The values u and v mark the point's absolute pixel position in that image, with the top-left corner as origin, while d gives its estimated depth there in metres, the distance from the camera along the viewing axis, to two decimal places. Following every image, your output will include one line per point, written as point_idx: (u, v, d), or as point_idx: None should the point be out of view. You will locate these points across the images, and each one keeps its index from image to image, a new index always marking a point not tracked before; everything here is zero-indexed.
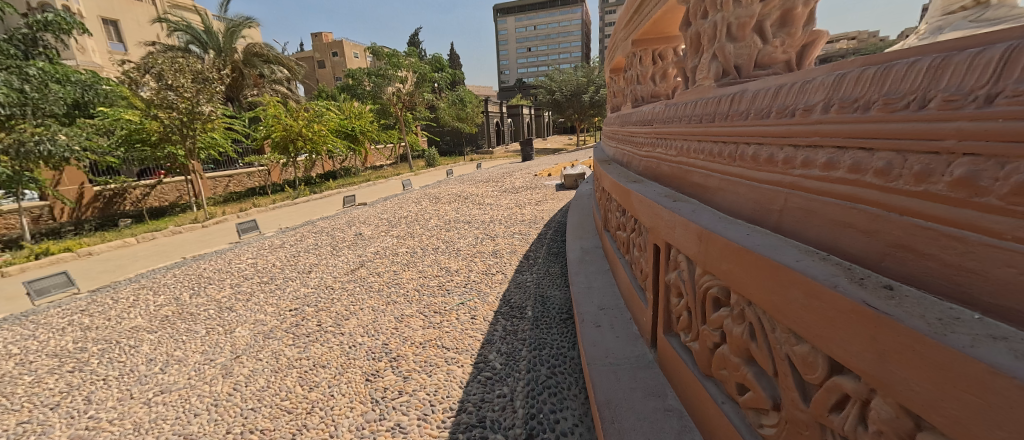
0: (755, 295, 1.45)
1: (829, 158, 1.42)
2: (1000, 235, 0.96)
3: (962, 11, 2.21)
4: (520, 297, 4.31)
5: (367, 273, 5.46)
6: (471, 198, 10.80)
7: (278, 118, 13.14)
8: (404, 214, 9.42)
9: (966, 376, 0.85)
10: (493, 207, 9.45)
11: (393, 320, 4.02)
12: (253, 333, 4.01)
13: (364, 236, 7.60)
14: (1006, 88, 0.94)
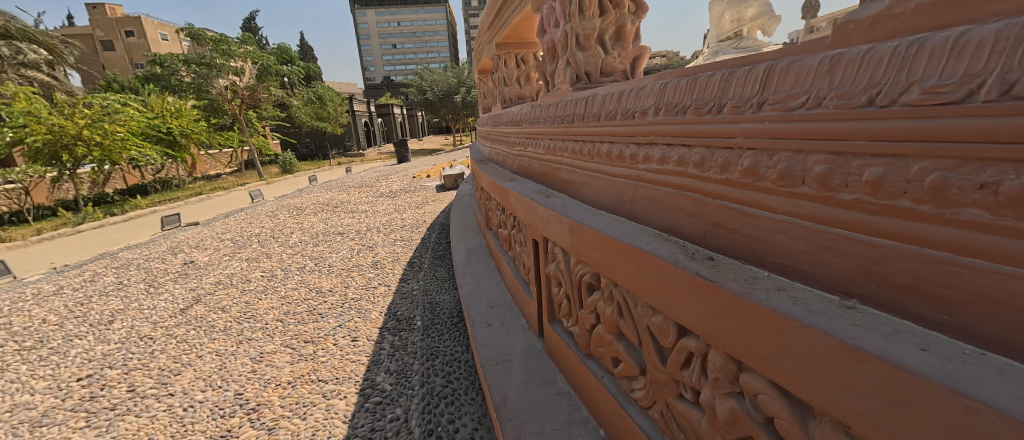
0: (619, 278, 1.63)
1: (662, 154, 1.68)
2: (774, 209, 1.20)
3: (728, 41, 3.76)
4: (408, 308, 4.14)
5: (201, 311, 4.61)
6: (340, 207, 9.96)
7: (38, 119, 9.93)
8: (254, 231, 8.21)
9: (765, 322, 0.97)
10: (367, 215, 8.88)
11: (248, 362, 3.48)
12: (13, 425, 3.01)
13: (201, 264, 6.41)
14: (769, 98, 1.20)
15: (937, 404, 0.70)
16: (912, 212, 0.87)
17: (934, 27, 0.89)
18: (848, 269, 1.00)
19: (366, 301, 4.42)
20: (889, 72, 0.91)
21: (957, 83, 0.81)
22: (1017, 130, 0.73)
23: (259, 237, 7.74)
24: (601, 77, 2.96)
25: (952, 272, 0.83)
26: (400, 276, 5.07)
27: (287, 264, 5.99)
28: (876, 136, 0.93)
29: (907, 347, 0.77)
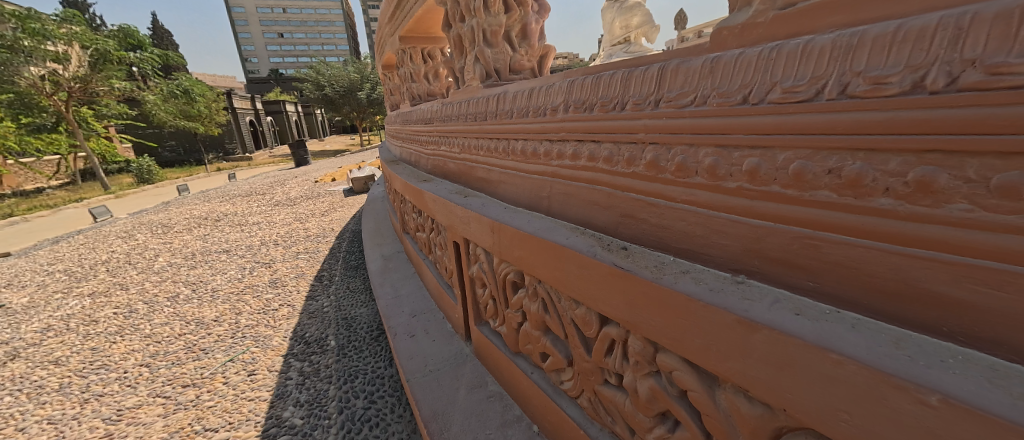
0: (542, 274, 1.66)
1: (574, 150, 1.75)
2: (674, 199, 1.30)
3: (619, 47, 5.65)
4: (318, 328, 3.76)
5: (26, 369, 3.64)
6: (225, 221, 8.70)
7: None
8: (106, 258, 6.77)
9: (674, 303, 1.04)
10: (260, 227, 7.91)
11: (100, 425, 2.82)
12: None
13: (27, 306, 5.08)
14: (664, 96, 1.31)
15: (807, 359, 0.77)
16: (781, 196, 0.99)
17: (786, 35, 1.02)
18: (736, 249, 1.12)
19: (264, 328, 3.91)
20: (757, 75, 1.04)
21: (807, 84, 0.92)
22: (853, 123, 0.85)
23: (109, 266, 6.36)
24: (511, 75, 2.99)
25: (812, 245, 0.94)
26: (306, 293, 4.59)
27: (152, 295, 5.01)
28: (750, 130, 1.06)
29: (785, 313, 0.87)
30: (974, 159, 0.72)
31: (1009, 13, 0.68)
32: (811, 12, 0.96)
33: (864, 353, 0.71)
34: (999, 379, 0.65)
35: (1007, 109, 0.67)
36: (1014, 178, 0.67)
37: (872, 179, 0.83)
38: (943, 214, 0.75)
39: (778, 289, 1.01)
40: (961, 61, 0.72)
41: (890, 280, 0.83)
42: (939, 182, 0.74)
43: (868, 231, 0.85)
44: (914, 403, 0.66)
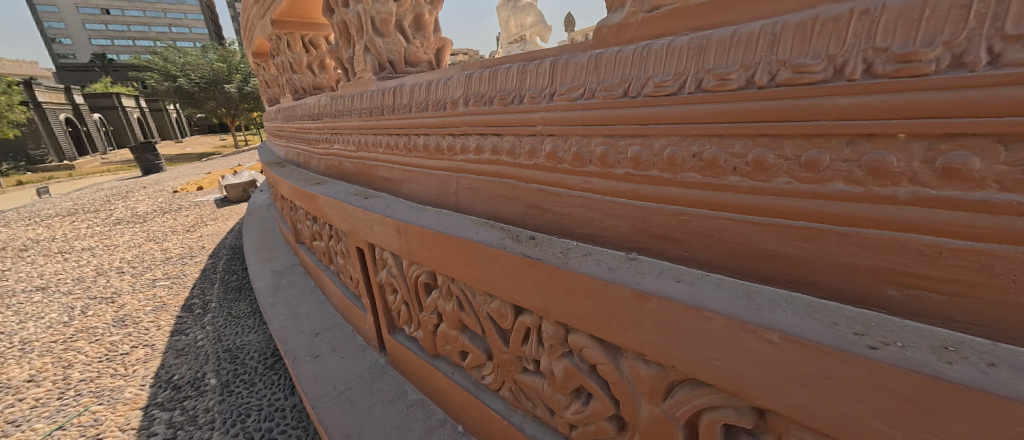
0: (455, 271, 1.65)
1: (477, 143, 1.76)
2: (573, 187, 1.39)
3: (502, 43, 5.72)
4: (190, 367, 3.19)
5: None
6: (38, 251, 6.83)
7: None
8: None
9: (579, 285, 1.12)
10: (96, 254, 6.40)
11: None
12: None
13: None
14: (557, 89, 1.38)
15: (685, 318, 0.86)
16: (659, 179, 1.12)
17: (653, 35, 1.15)
18: (628, 229, 1.24)
19: (109, 379, 3.16)
20: (632, 71, 1.16)
21: (673, 79, 1.05)
22: (707, 113, 0.98)
23: None
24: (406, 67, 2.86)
25: (685, 220, 1.07)
26: (171, 328, 3.86)
27: None
28: (630, 121, 1.17)
29: (667, 282, 0.99)
30: (789, 140, 0.86)
31: (805, 25, 0.82)
32: (671, 15, 1.09)
33: (724, 308, 0.82)
34: (817, 313, 0.77)
35: (808, 100, 0.81)
36: (817, 155, 0.81)
37: (724, 161, 0.96)
38: (772, 187, 0.89)
39: (662, 262, 1.15)
40: (776, 62, 0.86)
41: (741, 244, 0.96)
42: (769, 160, 0.88)
43: (723, 204, 0.99)
44: (759, 343, 0.75)
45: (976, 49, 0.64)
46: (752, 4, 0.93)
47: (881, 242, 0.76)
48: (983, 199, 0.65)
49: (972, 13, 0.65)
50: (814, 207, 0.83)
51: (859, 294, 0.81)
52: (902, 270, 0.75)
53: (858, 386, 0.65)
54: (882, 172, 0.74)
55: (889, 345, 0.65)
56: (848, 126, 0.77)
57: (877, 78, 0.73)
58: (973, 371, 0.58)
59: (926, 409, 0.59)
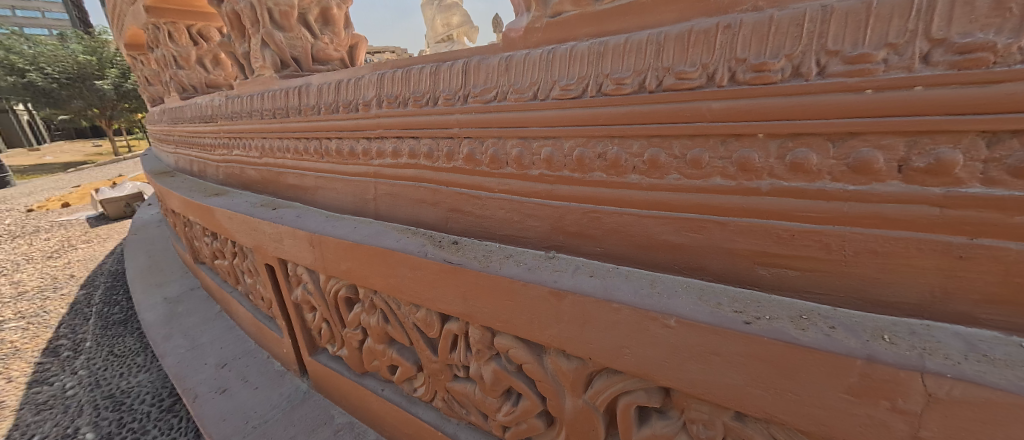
0: (377, 283, 1.57)
1: (393, 147, 1.69)
2: (492, 189, 1.40)
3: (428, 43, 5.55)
4: (55, 423, 2.65)
5: None
6: None
7: None
8: None
9: (500, 287, 1.13)
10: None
11: None
12: None
13: None
14: (471, 91, 1.37)
15: (597, 311, 0.92)
16: (570, 179, 1.17)
17: (556, 39, 1.19)
18: (545, 229, 1.27)
19: None
20: (540, 74, 1.19)
21: (576, 83, 1.09)
22: (608, 115, 1.04)
23: None
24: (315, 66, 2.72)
25: (595, 217, 1.13)
26: (25, 379, 3.16)
27: None
28: (541, 123, 1.20)
29: (581, 277, 1.04)
30: (676, 140, 0.94)
31: (683, 36, 0.90)
32: (572, 21, 1.13)
33: (630, 299, 0.88)
34: (705, 296, 0.87)
35: (688, 104, 0.90)
36: (699, 154, 0.90)
37: (626, 160, 1.03)
38: (665, 183, 0.97)
39: (577, 258, 1.20)
40: (662, 69, 0.94)
41: (643, 237, 1.04)
42: (662, 159, 0.96)
43: (627, 201, 1.06)
44: (660, 328, 0.82)
45: (809, 62, 0.76)
46: (639, 15, 1.00)
47: (750, 228, 0.87)
48: (822, 188, 0.77)
49: (804, 31, 0.76)
50: (699, 200, 0.93)
51: (738, 275, 0.91)
52: (767, 252, 0.86)
53: (737, 358, 0.74)
54: (749, 168, 0.84)
55: (759, 318, 0.75)
56: (720, 127, 0.86)
57: (740, 85, 0.82)
58: (819, 334, 0.69)
59: (787, 372, 0.69)
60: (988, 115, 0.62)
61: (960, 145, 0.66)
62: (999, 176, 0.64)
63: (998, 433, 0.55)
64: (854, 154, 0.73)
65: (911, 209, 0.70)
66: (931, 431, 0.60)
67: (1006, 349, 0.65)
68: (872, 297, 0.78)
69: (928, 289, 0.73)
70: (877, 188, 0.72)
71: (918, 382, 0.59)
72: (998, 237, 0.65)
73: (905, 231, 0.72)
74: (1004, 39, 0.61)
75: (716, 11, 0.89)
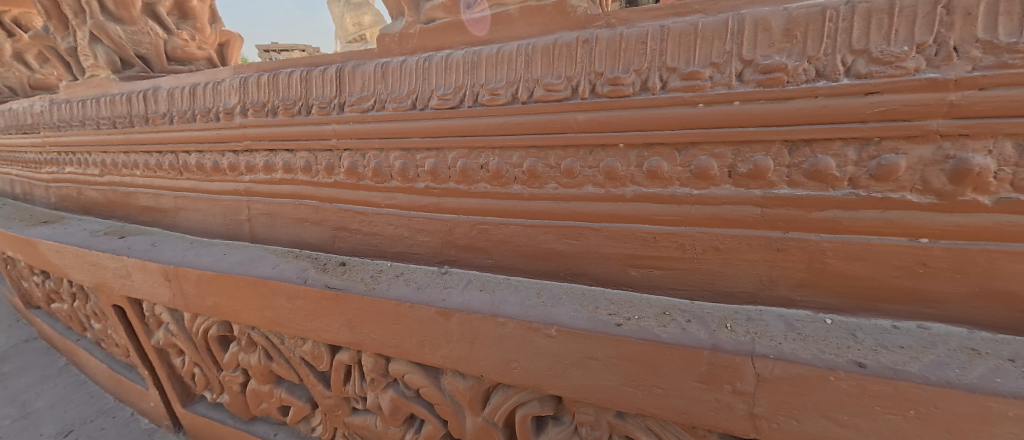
0: (249, 318, 1.36)
1: (265, 161, 1.49)
2: (379, 204, 1.30)
3: None
4: None
5: None
6: None
7: None
8: None
9: (387, 311, 1.05)
10: None
11: None
12: None
13: None
14: (346, 100, 1.26)
15: (483, 328, 0.92)
16: (456, 191, 1.13)
17: (433, 47, 1.15)
18: (436, 244, 1.22)
19: None
20: (417, 82, 1.14)
21: (453, 93, 1.07)
22: (486, 126, 1.03)
23: None
24: (171, 65, 2.42)
25: (484, 229, 1.11)
26: None
27: None
28: (422, 134, 1.14)
29: (471, 293, 1.03)
30: (551, 151, 0.98)
31: (549, 49, 0.95)
32: (446, 28, 1.11)
33: (514, 312, 0.91)
34: (585, 301, 0.94)
35: (557, 116, 0.95)
36: (571, 164, 0.95)
37: (507, 171, 1.04)
38: (545, 193, 1.00)
39: (470, 271, 1.17)
40: (532, 80, 0.97)
41: (530, 246, 1.05)
42: (539, 169, 0.99)
43: (512, 211, 1.06)
44: (542, 339, 0.87)
45: (654, 77, 0.85)
46: (509, 26, 1.03)
47: (621, 233, 0.93)
48: (673, 193, 0.86)
49: (647, 48, 0.86)
50: (575, 208, 0.97)
51: (614, 278, 0.97)
52: (636, 254, 0.93)
53: (611, 360, 0.82)
54: (614, 176, 0.91)
55: (629, 320, 0.85)
56: (587, 137, 0.92)
57: (600, 98, 0.90)
58: (677, 329, 0.81)
59: (653, 368, 0.79)
60: (787, 127, 0.76)
61: (771, 151, 0.78)
62: (800, 178, 0.77)
63: (806, 400, 0.70)
64: (694, 161, 0.84)
65: (741, 208, 0.82)
66: (762, 408, 0.74)
67: (816, 327, 0.78)
68: (720, 288, 0.88)
69: (761, 278, 0.84)
70: (714, 191, 0.83)
71: (749, 366, 0.73)
72: (803, 230, 0.78)
73: (737, 229, 0.83)
74: (792, 61, 0.74)
75: (575, 25, 0.96)
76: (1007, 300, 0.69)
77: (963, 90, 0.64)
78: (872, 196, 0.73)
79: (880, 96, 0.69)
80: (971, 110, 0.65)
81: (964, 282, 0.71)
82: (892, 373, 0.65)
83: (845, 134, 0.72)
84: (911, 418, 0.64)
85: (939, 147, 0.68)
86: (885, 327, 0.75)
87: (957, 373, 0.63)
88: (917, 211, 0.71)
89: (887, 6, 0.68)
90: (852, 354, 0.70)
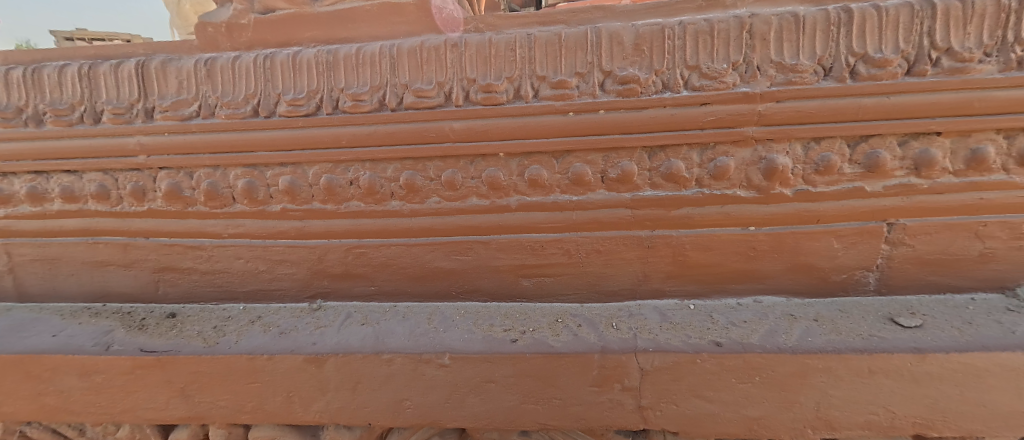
0: (13, 414, 0.95)
1: (27, 187, 1.07)
2: (220, 235, 1.04)
3: None
4: None
5: None
6: None
7: None
8: None
9: (240, 369, 0.86)
10: None
11: None
12: None
13: None
14: (156, 104, 0.98)
15: (367, 368, 0.84)
16: (322, 212, 0.98)
17: (278, 43, 0.97)
18: (303, 275, 1.03)
19: None
20: (258, 84, 0.94)
21: (306, 97, 0.92)
22: (351, 136, 0.92)
23: None
24: None
25: (360, 253, 0.98)
26: None
27: None
28: (273, 147, 0.96)
29: (352, 329, 0.92)
30: (430, 162, 0.92)
31: (415, 51, 0.88)
32: (290, 20, 0.96)
33: (402, 345, 0.85)
34: (479, 319, 0.91)
35: (431, 124, 0.89)
36: (452, 175, 0.90)
37: (381, 186, 0.94)
38: (426, 208, 0.93)
39: (349, 303, 1.02)
40: (400, 85, 0.89)
41: (416, 267, 0.96)
42: (418, 182, 0.91)
43: (392, 230, 0.96)
44: (434, 369, 0.83)
45: (525, 85, 0.85)
46: (367, 24, 0.93)
47: (510, 244, 0.91)
48: (555, 201, 0.88)
49: (517, 56, 0.85)
50: (460, 222, 0.92)
51: (508, 290, 0.95)
52: (526, 264, 0.92)
53: (509, 379, 0.82)
54: (498, 186, 0.89)
55: (524, 334, 0.86)
56: (465, 147, 0.88)
57: (474, 105, 0.87)
58: (569, 336, 0.84)
59: (550, 380, 0.81)
60: (645, 134, 0.83)
61: (634, 157, 0.85)
62: (659, 181, 0.85)
63: (680, 384, 0.78)
64: (571, 168, 0.86)
65: (615, 211, 0.87)
66: (647, 399, 0.80)
67: (682, 314, 0.88)
68: (605, 288, 0.92)
69: (638, 275, 0.90)
70: (591, 197, 0.87)
71: (634, 362, 0.79)
72: (666, 227, 0.87)
73: (613, 231, 0.88)
74: (643, 74, 0.81)
75: (441, 27, 0.91)
76: (808, 270, 0.87)
77: (766, 102, 0.79)
78: (713, 193, 0.84)
79: (711, 106, 0.80)
80: (775, 119, 0.80)
81: (781, 260, 0.87)
82: (741, 347, 0.77)
83: (689, 140, 0.82)
84: (756, 383, 0.76)
85: (755, 149, 0.82)
86: (732, 305, 0.89)
87: (783, 338, 0.78)
88: (745, 204, 0.84)
89: (710, 29, 0.79)
90: (712, 335, 0.81)
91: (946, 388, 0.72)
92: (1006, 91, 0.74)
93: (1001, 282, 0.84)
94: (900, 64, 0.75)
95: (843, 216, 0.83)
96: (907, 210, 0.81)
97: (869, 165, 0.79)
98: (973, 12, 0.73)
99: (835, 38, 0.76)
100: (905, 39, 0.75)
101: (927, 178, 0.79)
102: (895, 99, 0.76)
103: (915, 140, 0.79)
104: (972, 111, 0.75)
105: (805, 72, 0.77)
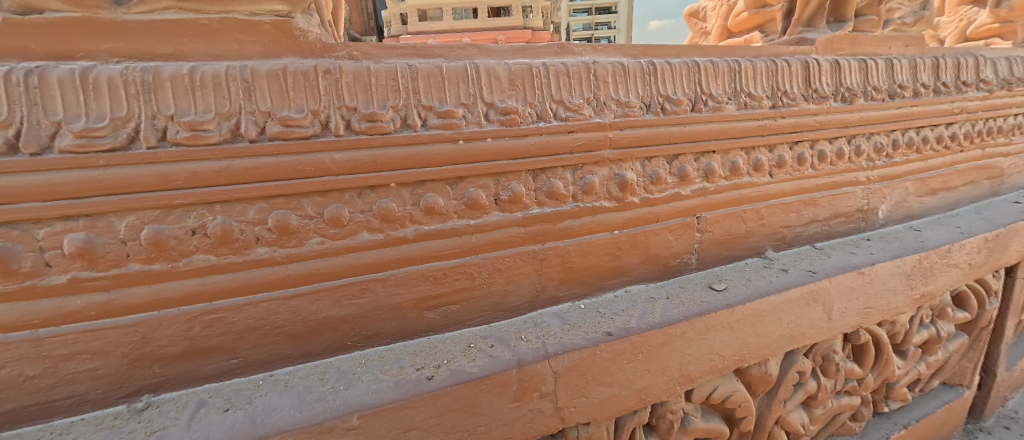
0: None
1: None
2: None
3: None
4: None
5: None
6: None
7: None
8: None
9: None
10: None
11: None
12: None
13: None
14: None
15: None
16: (146, 274, 0.74)
17: (50, 54, 0.69)
18: (117, 367, 0.75)
19: None
20: (16, 107, 0.64)
21: (109, 126, 0.68)
22: (191, 175, 0.73)
23: None
24: None
25: (214, 319, 0.79)
26: None
27: None
28: (50, 194, 0.66)
29: (213, 419, 0.71)
30: (306, 199, 0.81)
31: (276, 75, 0.77)
32: (77, 25, 0.69)
33: (294, 420, 0.70)
34: (385, 364, 0.84)
35: (306, 156, 0.79)
36: (337, 211, 0.82)
37: (240, 232, 0.77)
38: (307, 250, 0.82)
39: (199, 387, 0.81)
40: (260, 112, 0.76)
41: (300, 323, 0.84)
42: (293, 223, 0.80)
43: (261, 284, 0.81)
44: (341, 436, 0.71)
45: (411, 114, 0.84)
46: (204, 39, 0.77)
47: (409, 277, 0.89)
48: (453, 226, 0.90)
49: (399, 85, 0.84)
50: (351, 261, 0.85)
51: (412, 327, 0.92)
52: (429, 296, 0.91)
53: (430, 421, 0.77)
54: (391, 218, 0.85)
55: (438, 368, 0.82)
56: (350, 179, 0.82)
57: (358, 135, 0.81)
58: (485, 359, 0.85)
59: (473, 409, 0.79)
60: (527, 159, 0.93)
61: (521, 179, 0.94)
62: (544, 199, 0.96)
63: (587, 376, 0.87)
64: (466, 193, 0.90)
65: (509, 230, 0.94)
66: (562, 399, 0.86)
67: (576, 314, 0.99)
68: (507, 305, 0.98)
69: (534, 286, 0.99)
70: (487, 219, 0.92)
71: (547, 367, 0.84)
72: (554, 240, 0.99)
73: (508, 249, 0.95)
74: (520, 106, 0.91)
75: (308, 51, 0.84)
76: (654, 261, 1.10)
77: (614, 130, 0.99)
78: (585, 206, 0.99)
79: (575, 134, 0.96)
80: (622, 143, 1.00)
81: (638, 254, 1.08)
82: (626, 332, 0.91)
83: (562, 162, 0.96)
84: (640, 359, 0.92)
85: (610, 168, 1.01)
86: (610, 298, 1.05)
87: (652, 317, 0.96)
88: (609, 213, 1.02)
89: (566, 70, 0.95)
90: (603, 326, 0.93)
91: (747, 329, 1.02)
92: (741, 123, 1.13)
93: (759, 249, 1.23)
94: (687, 103, 1.06)
95: (671, 214, 1.09)
96: (705, 206, 1.13)
97: (681, 176, 1.07)
98: (717, 71, 1.10)
99: (649, 83, 1.03)
100: (687, 86, 1.06)
101: (713, 182, 1.12)
102: (688, 127, 1.06)
103: (703, 157, 1.11)
104: (727, 135, 1.12)
105: (634, 108, 1.01)
